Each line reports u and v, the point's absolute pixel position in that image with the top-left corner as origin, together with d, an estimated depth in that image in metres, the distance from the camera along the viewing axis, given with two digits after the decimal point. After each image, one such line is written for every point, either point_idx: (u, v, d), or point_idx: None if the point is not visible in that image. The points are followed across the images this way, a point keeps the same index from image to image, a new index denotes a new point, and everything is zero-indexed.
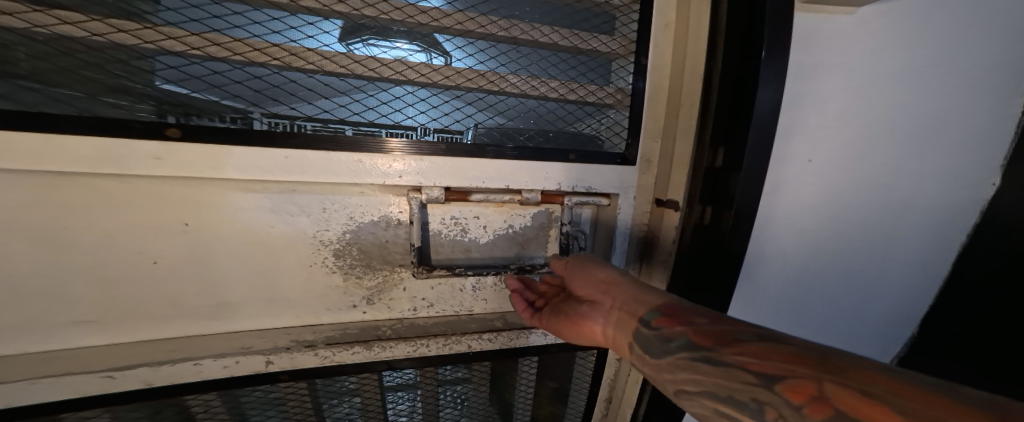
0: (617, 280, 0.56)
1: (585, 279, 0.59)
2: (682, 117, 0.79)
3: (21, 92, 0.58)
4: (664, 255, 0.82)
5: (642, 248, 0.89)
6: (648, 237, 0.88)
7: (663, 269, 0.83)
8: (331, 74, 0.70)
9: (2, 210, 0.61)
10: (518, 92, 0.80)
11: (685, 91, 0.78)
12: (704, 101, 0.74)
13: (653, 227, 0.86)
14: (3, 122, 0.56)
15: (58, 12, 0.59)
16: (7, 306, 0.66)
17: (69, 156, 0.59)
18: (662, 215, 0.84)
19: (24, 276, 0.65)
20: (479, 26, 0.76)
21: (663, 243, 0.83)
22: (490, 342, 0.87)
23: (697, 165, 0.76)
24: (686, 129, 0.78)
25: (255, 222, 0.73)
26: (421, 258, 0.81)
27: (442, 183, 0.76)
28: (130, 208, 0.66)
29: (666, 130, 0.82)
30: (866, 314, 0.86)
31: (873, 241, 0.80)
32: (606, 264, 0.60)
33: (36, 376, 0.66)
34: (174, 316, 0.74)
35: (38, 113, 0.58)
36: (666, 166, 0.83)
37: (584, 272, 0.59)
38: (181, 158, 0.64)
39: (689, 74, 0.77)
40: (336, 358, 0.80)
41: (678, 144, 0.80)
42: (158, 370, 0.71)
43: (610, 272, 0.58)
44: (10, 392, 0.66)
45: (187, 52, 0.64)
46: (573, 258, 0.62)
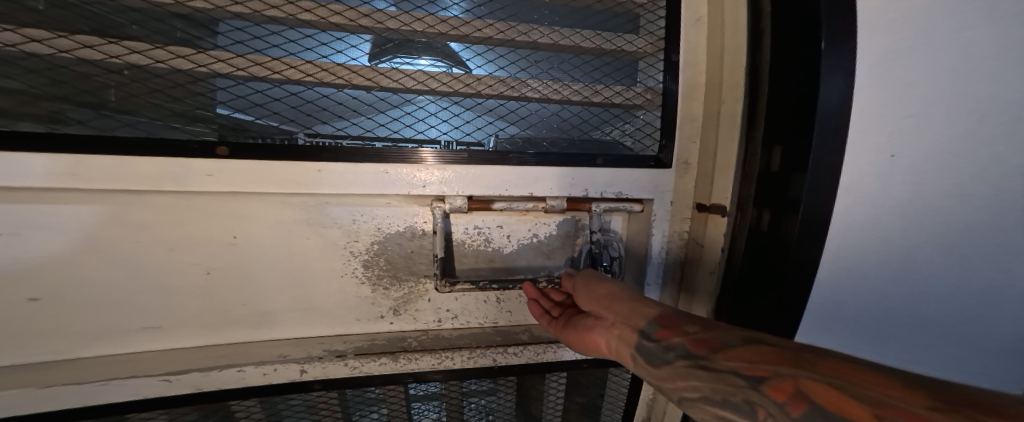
0: (615, 294, 0.59)
1: (585, 296, 0.62)
2: (724, 114, 0.72)
3: (97, 118, 0.64)
4: (709, 265, 0.75)
5: (683, 258, 0.81)
6: (689, 246, 0.80)
7: (709, 281, 0.76)
8: (358, 87, 0.72)
9: (81, 225, 0.68)
10: (540, 97, 0.77)
11: (725, 86, 0.72)
12: (752, 97, 0.68)
13: (696, 235, 0.79)
14: (83, 145, 0.62)
15: (128, 43, 0.64)
16: (86, 312, 0.72)
17: (134, 174, 0.65)
18: (706, 221, 0.76)
19: (98, 285, 0.71)
20: (498, 32, 0.75)
21: (709, 252, 0.76)
22: (515, 356, 0.84)
23: (747, 169, 0.69)
24: (729, 127, 0.71)
25: (289, 235, 0.75)
26: (444, 269, 0.78)
27: (465, 192, 0.75)
28: (184, 222, 0.71)
29: (705, 130, 0.76)
30: (981, 342, 0.70)
31: (982, 256, 0.64)
32: (606, 280, 0.62)
33: (108, 377, 0.72)
34: (222, 324, 0.79)
35: (112, 136, 0.64)
36: (707, 167, 0.76)
37: (584, 288, 0.63)
38: (228, 174, 0.68)
39: (728, 68, 0.71)
40: (364, 369, 0.80)
41: (721, 145, 0.73)
42: (207, 374, 0.75)
43: (610, 287, 0.61)
44: (87, 391, 0.71)
45: (233, 73, 0.68)
46: (575, 275, 0.66)
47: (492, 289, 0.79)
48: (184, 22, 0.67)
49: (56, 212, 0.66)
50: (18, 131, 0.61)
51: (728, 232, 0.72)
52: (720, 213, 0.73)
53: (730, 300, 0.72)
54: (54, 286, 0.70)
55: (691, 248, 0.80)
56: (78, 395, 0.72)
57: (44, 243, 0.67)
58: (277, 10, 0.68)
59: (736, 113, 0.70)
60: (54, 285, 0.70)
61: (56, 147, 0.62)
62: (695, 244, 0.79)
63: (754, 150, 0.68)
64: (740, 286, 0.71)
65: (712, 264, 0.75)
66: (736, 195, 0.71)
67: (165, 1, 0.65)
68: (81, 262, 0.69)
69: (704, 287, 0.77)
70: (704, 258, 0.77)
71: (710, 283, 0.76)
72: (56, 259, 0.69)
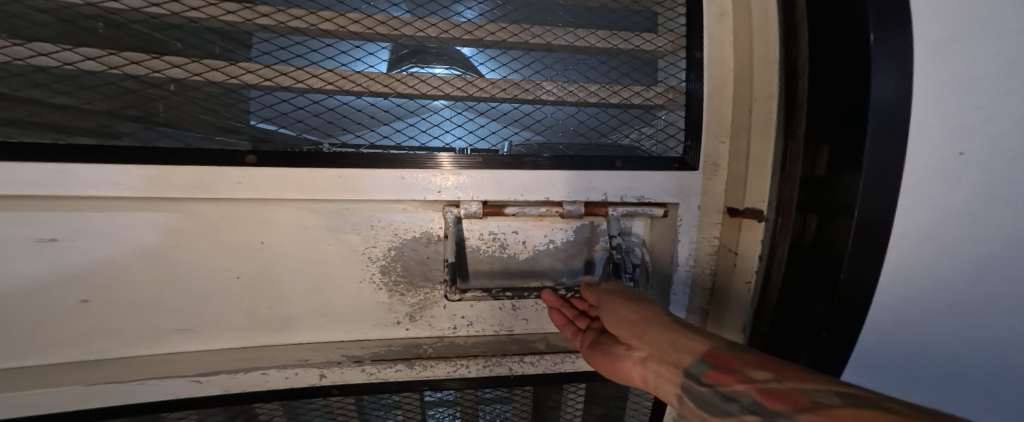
0: (649, 322, 0.49)
1: (613, 323, 0.53)
2: (756, 111, 0.67)
3: (142, 130, 0.68)
4: (745, 276, 0.70)
5: (715, 266, 0.77)
6: (722, 253, 0.75)
7: (743, 294, 0.71)
8: (375, 94, 0.73)
9: (122, 230, 0.71)
10: (555, 99, 0.75)
11: (756, 81, 0.67)
12: (790, 91, 0.62)
13: (728, 241, 0.74)
14: (128, 156, 0.66)
15: (169, 57, 0.68)
16: (130, 314, 0.76)
17: (172, 183, 0.68)
18: (739, 227, 0.71)
19: (140, 288, 0.75)
20: (511, 35, 0.74)
21: (743, 260, 0.70)
22: (532, 366, 0.82)
23: (787, 170, 0.62)
24: (762, 125, 0.66)
25: (314, 241, 0.77)
26: (454, 276, 0.74)
27: (480, 196, 0.74)
28: (217, 228, 0.74)
29: (736, 129, 0.71)
30: None
31: None
32: (638, 304, 0.52)
33: (145, 377, 0.75)
34: (250, 326, 0.81)
35: (154, 147, 0.67)
36: (738, 169, 0.71)
37: (612, 313, 0.54)
38: (255, 182, 0.70)
39: (759, 62, 0.67)
40: (380, 375, 0.81)
41: (753, 144, 0.68)
42: (233, 377, 0.77)
43: (643, 312, 0.51)
44: (130, 389, 0.75)
45: (261, 83, 0.70)
46: (600, 296, 0.57)
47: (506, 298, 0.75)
48: (217, 35, 0.70)
49: (101, 218, 0.70)
50: (68, 143, 0.65)
51: (765, 241, 0.65)
52: (755, 218, 0.67)
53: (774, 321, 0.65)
54: (101, 288, 0.74)
55: (724, 255, 0.75)
56: (122, 392, 0.75)
57: (92, 248, 0.71)
58: (301, 20, 0.70)
59: (771, 109, 0.64)
60: (101, 287, 0.74)
61: (103, 156, 0.65)
62: (727, 249, 0.75)
63: (795, 149, 0.60)
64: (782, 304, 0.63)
65: (748, 274, 0.69)
66: (773, 200, 0.64)
67: (201, 17, 0.68)
68: (125, 266, 0.73)
69: (738, 300, 0.72)
70: (738, 266, 0.72)
71: (745, 295, 0.70)
72: (100, 262, 0.72)
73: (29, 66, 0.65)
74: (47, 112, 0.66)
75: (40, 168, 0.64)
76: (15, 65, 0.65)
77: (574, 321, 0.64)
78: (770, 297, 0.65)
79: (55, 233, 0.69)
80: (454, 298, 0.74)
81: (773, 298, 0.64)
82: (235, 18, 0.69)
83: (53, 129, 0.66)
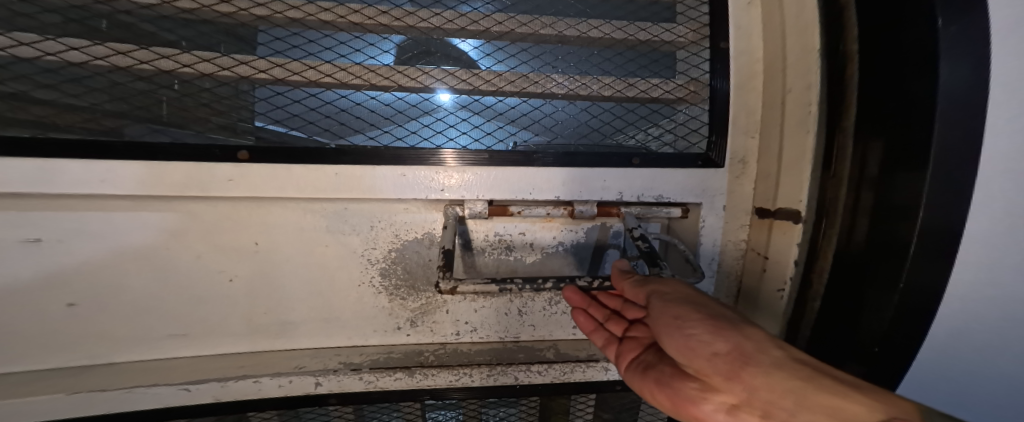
0: (745, 360, 0.40)
1: (691, 353, 0.44)
2: (792, 104, 0.62)
3: (129, 125, 0.64)
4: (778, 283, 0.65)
5: (742, 270, 0.73)
6: (749, 256, 0.71)
7: (773, 302, 0.66)
8: (376, 87, 0.68)
9: (110, 231, 0.67)
10: (566, 93, 0.71)
11: (791, 71, 0.62)
12: (837, 83, 0.57)
13: (757, 245, 0.70)
14: (114, 152, 0.62)
15: (159, 48, 0.63)
16: (119, 319, 0.72)
17: (161, 181, 0.63)
18: (769, 230, 0.67)
19: (129, 292, 0.70)
20: (519, 25, 0.70)
21: (774, 265, 0.66)
22: (540, 375, 0.77)
23: (833, 168, 0.57)
24: (799, 119, 0.61)
25: (311, 242, 0.73)
26: (448, 264, 0.61)
27: (486, 196, 0.69)
28: (209, 230, 0.69)
29: (767, 124, 0.67)
30: None
31: None
32: (722, 330, 0.43)
33: (132, 385, 0.70)
34: (246, 331, 0.76)
35: (141, 143, 0.63)
36: (767, 167, 0.67)
37: (688, 338, 0.44)
38: (249, 179, 0.65)
39: (795, 51, 0.62)
40: (380, 384, 0.75)
41: (788, 140, 0.63)
42: (224, 385, 0.72)
43: (733, 343, 0.42)
44: (116, 399, 0.70)
45: (256, 76, 0.66)
46: (665, 312, 0.47)
47: (514, 291, 0.59)
48: (211, 27, 0.66)
49: (85, 218, 0.66)
50: (55, 140, 0.61)
51: (802, 244, 0.61)
52: (791, 220, 0.62)
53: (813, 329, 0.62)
54: (89, 292, 0.69)
55: (751, 258, 0.71)
56: (109, 402, 0.71)
57: (79, 250, 0.67)
58: (298, 10, 0.66)
59: (810, 101, 0.59)
60: (88, 290, 0.69)
61: (89, 154, 0.61)
62: (755, 252, 0.70)
63: (843, 142, 0.56)
64: (823, 312, 0.60)
65: (780, 281, 0.64)
66: (816, 200, 0.60)
67: (193, 7, 0.64)
68: (115, 269, 0.69)
69: (768, 307, 0.67)
70: (767, 271, 0.67)
71: (778, 304, 0.65)
72: (87, 264, 0.68)
73: (10, 57, 0.60)
74: (27, 106, 0.61)
75: (22, 166, 0.60)
76: None
77: (608, 324, 0.60)
78: (811, 304, 0.61)
79: (40, 233, 0.65)
80: (446, 291, 0.58)
81: (815, 306, 0.61)
82: (229, 8, 0.65)
83: (34, 123, 0.61)
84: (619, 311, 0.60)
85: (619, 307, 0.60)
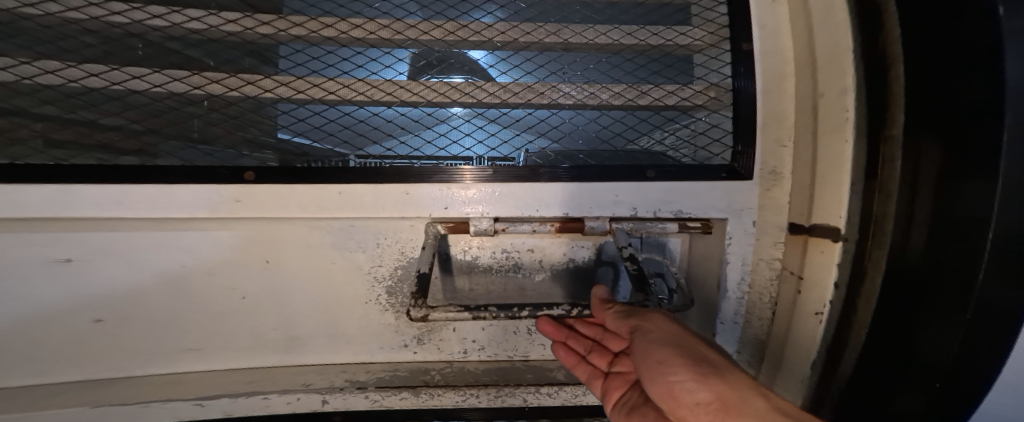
0: (724, 410, 0.38)
1: (673, 397, 0.43)
2: (823, 110, 0.57)
3: (148, 147, 0.63)
4: (817, 306, 0.59)
5: (775, 291, 0.67)
6: (783, 274, 0.65)
7: (812, 327, 0.60)
8: (378, 102, 0.65)
9: (129, 250, 0.67)
10: (573, 103, 0.67)
11: (822, 74, 0.57)
12: (873, 84, 0.51)
13: (792, 265, 0.64)
14: (126, 175, 0.61)
15: (169, 70, 0.62)
16: (142, 336, 0.73)
17: (177, 204, 0.63)
18: (804, 247, 0.61)
19: (151, 310, 0.71)
20: (523, 34, 0.66)
21: (810, 287, 0.60)
22: (549, 398, 0.75)
23: (879, 181, 0.50)
24: (835, 125, 0.56)
25: (320, 259, 0.72)
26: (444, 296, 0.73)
27: (491, 212, 0.66)
28: (224, 249, 0.69)
29: (797, 131, 0.62)
30: None
31: None
32: (705, 377, 0.41)
33: (148, 399, 0.70)
34: (257, 348, 0.76)
35: (154, 165, 0.62)
36: (801, 179, 0.61)
37: (667, 384, 0.43)
38: (253, 199, 0.64)
39: (825, 54, 0.57)
40: (385, 403, 0.74)
41: (821, 149, 0.58)
42: (235, 401, 0.73)
43: (715, 392, 0.40)
44: (136, 412, 0.71)
45: (262, 95, 0.64)
46: (653, 358, 0.45)
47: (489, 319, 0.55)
48: (218, 46, 0.64)
49: (105, 238, 0.66)
50: (75, 165, 0.61)
51: (847, 265, 0.54)
52: (829, 237, 0.56)
53: (857, 357, 0.54)
54: (114, 305, 0.70)
55: (782, 277, 0.66)
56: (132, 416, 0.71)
57: (104, 268, 0.68)
58: (301, 26, 0.64)
59: (846, 107, 0.54)
60: (117, 308, 0.70)
61: (109, 178, 0.61)
62: (785, 270, 0.65)
63: (888, 152, 0.49)
64: (870, 340, 0.52)
65: (818, 303, 0.59)
66: (860, 215, 0.52)
67: (200, 27, 0.63)
68: (138, 288, 0.70)
69: (804, 329, 0.61)
70: (802, 294, 0.61)
71: (817, 328, 0.59)
72: (116, 287, 0.69)
73: (36, 85, 0.60)
74: (59, 130, 0.61)
75: (45, 191, 0.60)
76: (23, 84, 0.59)
77: (591, 358, 0.60)
78: (856, 332, 0.54)
79: (69, 253, 0.66)
80: (416, 320, 0.54)
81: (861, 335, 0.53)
82: (235, 27, 0.63)
83: (54, 147, 0.61)
84: (602, 341, 0.61)
85: (600, 338, 0.62)
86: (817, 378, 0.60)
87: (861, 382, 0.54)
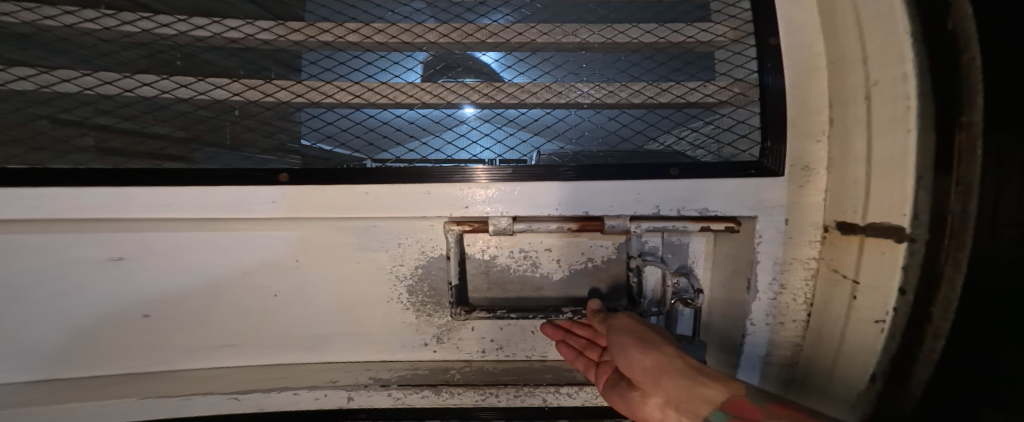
0: (663, 370, 0.52)
1: (629, 368, 0.55)
2: (876, 96, 0.51)
3: (193, 153, 0.66)
4: (878, 317, 0.52)
5: (824, 295, 0.62)
6: (824, 273, 0.62)
7: (873, 339, 0.53)
8: (400, 105, 0.67)
9: (175, 249, 0.71)
10: (592, 101, 0.66)
11: (873, 58, 0.51)
12: (939, 67, 0.45)
13: (842, 266, 0.58)
14: (174, 178, 0.64)
15: (212, 79, 0.65)
16: (187, 332, 0.76)
17: (216, 206, 0.65)
18: (860, 249, 0.55)
19: (193, 307, 0.75)
20: (539, 35, 0.67)
21: (867, 292, 0.54)
22: (569, 398, 0.74)
23: (955, 173, 0.42)
24: (891, 114, 0.49)
25: (345, 258, 0.74)
26: (460, 295, 0.72)
27: (510, 211, 0.67)
28: (259, 248, 0.72)
29: (845, 121, 0.56)
30: None
31: None
32: (650, 348, 0.54)
33: (193, 392, 0.73)
34: (286, 345, 0.79)
35: (200, 169, 0.64)
36: (851, 174, 0.56)
37: (625, 358, 0.55)
38: (290, 201, 0.65)
39: (874, 33, 0.51)
40: (407, 401, 0.75)
41: (876, 139, 0.51)
42: (268, 396, 0.74)
43: (656, 358, 0.53)
44: (183, 405, 0.73)
45: (295, 100, 0.67)
46: (616, 339, 0.57)
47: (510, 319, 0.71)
48: (254, 54, 0.68)
49: (153, 236, 0.70)
50: (129, 170, 0.63)
51: (917, 271, 0.47)
52: (890, 237, 0.49)
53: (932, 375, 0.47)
54: (159, 301, 0.73)
55: (831, 280, 0.60)
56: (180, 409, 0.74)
57: (153, 267, 0.71)
58: (329, 33, 0.67)
59: (908, 92, 0.48)
60: (162, 305, 0.74)
61: (160, 181, 0.63)
62: (836, 273, 0.59)
63: (965, 139, 0.41)
64: (948, 355, 0.45)
65: (879, 310, 0.52)
66: (930, 214, 0.45)
67: (237, 36, 0.66)
68: (183, 289, 0.73)
69: (860, 339, 0.55)
70: (858, 299, 0.55)
71: (876, 338, 0.53)
72: (164, 285, 0.72)
73: (96, 95, 0.63)
74: (114, 138, 0.65)
75: (101, 193, 0.63)
76: (87, 95, 0.63)
77: (585, 352, 0.67)
78: (930, 346, 0.46)
79: (121, 252, 0.70)
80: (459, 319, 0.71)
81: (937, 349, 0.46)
82: (269, 36, 0.66)
83: (110, 152, 0.64)
84: (593, 338, 0.68)
85: (592, 336, 0.68)
86: (879, 396, 0.54)
87: (935, 403, 0.47)
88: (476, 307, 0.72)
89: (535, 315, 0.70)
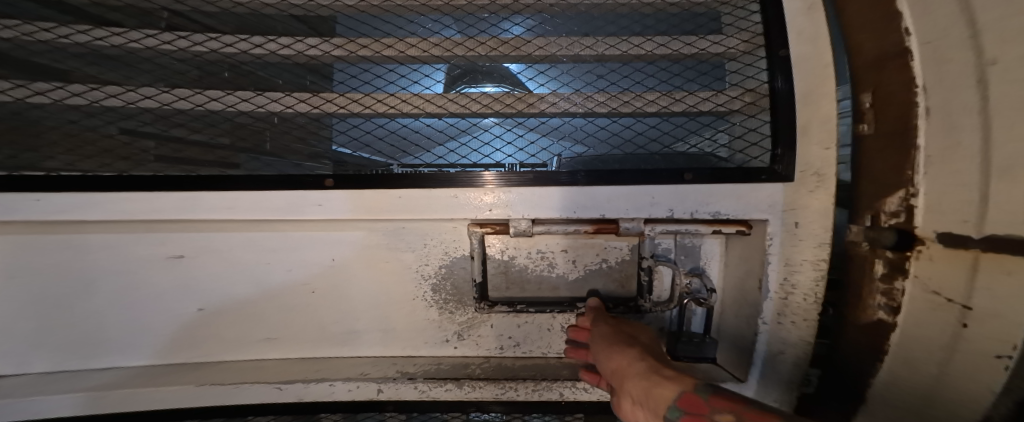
0: (624, 370, 0.53)
1: (604, 370, 0.57)
2: (993, 86, 0.43)
3: (250, 161, 0.72)
4: (1002, 348, 0.45)
5: (914, 318, 0.54)
6: (913, 293, 0.54)
7: (993, 373, 0.46)
8: (431, 115, 0.73)
9: (234, 248, 0.77)
10: (609, 111, 0.70)
11: (986, 38, 0.44)
12: None
13: (941, 285, 0.50)
14: (238, 184, 0.69)
15: (269, 93, 0.71)
16: (235, 326, 0.82)
17: (266, 207, 0.70)
18: (970, 267, 0.47)
19: (243, 304, 0.81)
20: (560, 48, 0.71)
21: (984, 319, 0.46)
22: (586, 392, 0.78)
23: None
24: (1014, 106, 0.42)
25: (376, 258, 0.79)
26: (482, 293, 0.77)
27: (531, 214, 0.70)
28: (304, 248, 0.78)
29: (949, 118, 0.48)
30: None
31: None
32: (618, 351, 0.56)
33: (242, 382, 0.79)
34: (319, 340, 0.84)
35: (259, 176, 0.70)
36: (954, 177, 0.48)
37: (601, 359, 0.58)
38: (334, 204, 0.70)
39: (984, 15, 0.44)
40: (431, 394, 0.80)
41: (991, 139, 0.44)
42: (306, 386, 0.80)
43: (620, 360, 0.55)
44: (231, 392, 0.79)
45: (338, 111, 0.72)
46: (597, 345, 0.61)
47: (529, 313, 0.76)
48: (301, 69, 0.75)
49: (209, 237, 0.76)
50: (195, 177, 0.69)
51: None
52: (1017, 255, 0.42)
53: None
54: (212, 297, 0.80)
55: (926, 303, 0.52)
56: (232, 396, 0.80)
57: (208, 265, 0.78)
58: (367, 48, 0.72)
59: None
60: (213, 300, 0.80)
61: (220, 186, 0.69)
62: (936, 296, 0.51)
63: None
64: None
65: (1005, 344, 0.45)
66: None
67: (290, 53, 0.72)
68: (235, 286, 0.80)
69: (976, 372, 0.48)
70: (969, 328, 0.48)
71: (997, 374, 0.46)
72: (218, 280, 0.79)
73: (173, 110, 0.70)
74: (183, 149, 0.71)
75: (175, 197, 0.68)
76: (163, 109, 0.70)
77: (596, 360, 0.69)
78: None
79: (182, 250, 0.76)
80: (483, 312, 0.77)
81: None
82: (315, 52, 0.72)
83: (181, 162, 0.71)
84: None
85: None
86: None
87: None
88: (498, 302, 0.78)
89: (552, 310, 0.75)
